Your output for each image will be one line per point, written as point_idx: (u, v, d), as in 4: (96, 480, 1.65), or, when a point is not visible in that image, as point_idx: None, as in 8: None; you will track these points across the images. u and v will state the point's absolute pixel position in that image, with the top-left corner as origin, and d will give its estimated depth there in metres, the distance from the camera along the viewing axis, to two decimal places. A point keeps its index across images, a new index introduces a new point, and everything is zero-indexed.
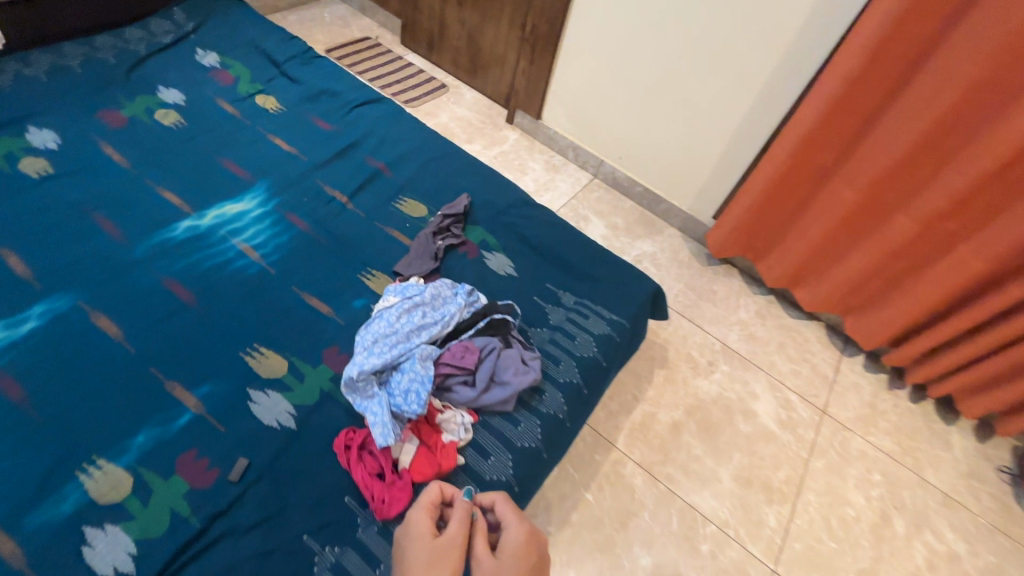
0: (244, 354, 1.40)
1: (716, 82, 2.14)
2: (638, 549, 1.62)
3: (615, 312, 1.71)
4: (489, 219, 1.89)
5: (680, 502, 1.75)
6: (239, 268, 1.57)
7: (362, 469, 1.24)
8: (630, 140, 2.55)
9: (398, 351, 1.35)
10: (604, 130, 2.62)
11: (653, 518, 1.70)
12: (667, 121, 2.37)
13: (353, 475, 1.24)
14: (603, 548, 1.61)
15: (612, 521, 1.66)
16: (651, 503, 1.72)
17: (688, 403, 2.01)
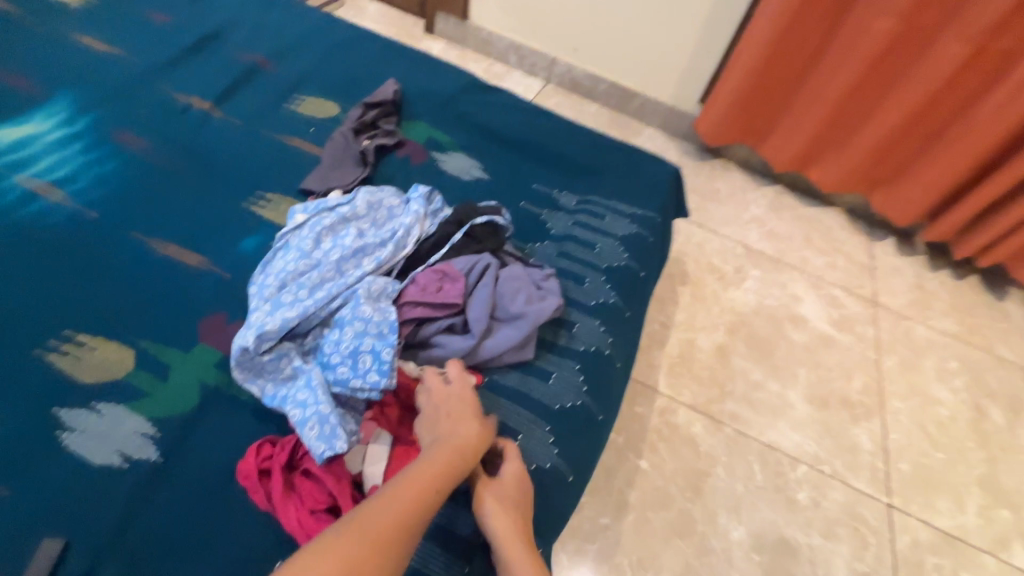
0: (42, 352, 0.77)
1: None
2: (725, 520, 1.18)
3: (634, 205, 1.22)
4: (433, 112, 1.33)
5: (756, 445, 1.31)
6: (31, 214, 0.93)
7: (297, 508, 0.68)
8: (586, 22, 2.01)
9: (326, 293, 0.77)
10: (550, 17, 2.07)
11: (730, 474, 1.25)
12: None
13: (281, 523, 0.68)
14: (681, 531, 1.15)
15: (682, 491, 1.20)
16: (722, 454, 1.28)
17: (727, 320, 1.56)
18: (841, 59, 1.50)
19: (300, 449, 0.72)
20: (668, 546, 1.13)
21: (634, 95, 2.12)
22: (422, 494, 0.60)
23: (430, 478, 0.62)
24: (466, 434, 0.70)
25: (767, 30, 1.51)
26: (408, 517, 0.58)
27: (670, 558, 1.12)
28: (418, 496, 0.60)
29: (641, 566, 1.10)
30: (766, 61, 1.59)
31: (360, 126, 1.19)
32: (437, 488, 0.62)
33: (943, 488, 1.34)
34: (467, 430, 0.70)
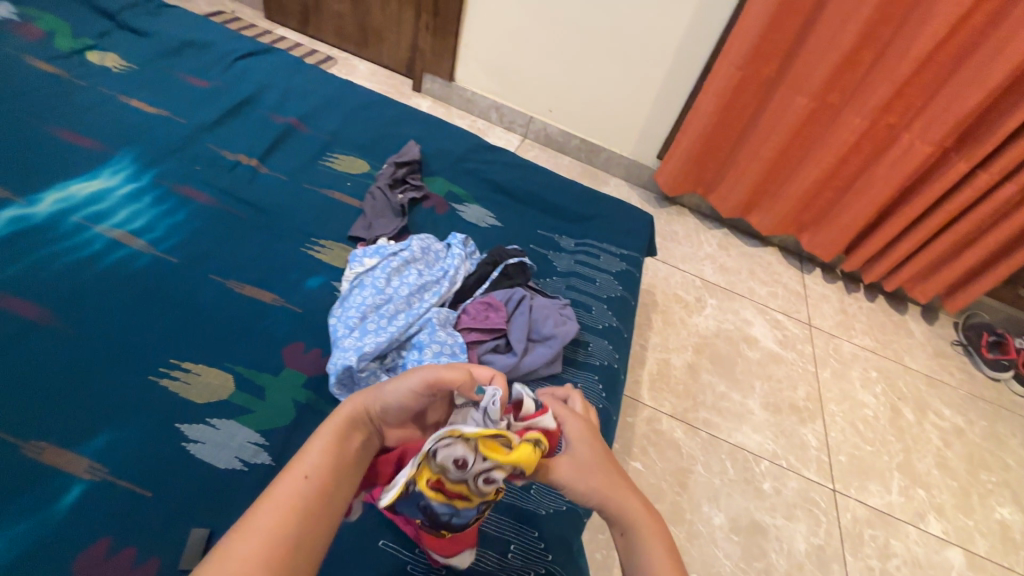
0: (156, 379, 0.90)
1: (647, 12, 1.85)
2: (707, 508, 1.40)
3: (621, 246, 1.48)
4: (448, 168, 1.55)
5: (727, 446, 1.56)
6: (117, 262, 1.05)
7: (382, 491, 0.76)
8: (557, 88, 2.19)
9: (404, 322, 0.96)
10: (524, 81, 2.22)
11: (709, 470, 1.48)
12: (596, 58, 2.03)
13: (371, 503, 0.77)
14: (673, 518, 1.36)
15: (671, 486, 1.42)
16: (700, 454, 1.51)
17: (694, 342, 1.83)
18: (769, 131, 1.86)
19: None
20: None
21: (600, 151, 2.32)
22: (320, 472, 0.56)
23: (322, 459, 0.58)
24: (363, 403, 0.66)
25: (708, 109, 1.86)
26: (304, 503, 0.53)
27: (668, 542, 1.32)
28: (301, 478, 0.55)
29: None
30: (709, 132, 1.94)
31: (392, 181, 1.39)
32: (329, 470, 0.57)
33: (873, 474, 1.63)
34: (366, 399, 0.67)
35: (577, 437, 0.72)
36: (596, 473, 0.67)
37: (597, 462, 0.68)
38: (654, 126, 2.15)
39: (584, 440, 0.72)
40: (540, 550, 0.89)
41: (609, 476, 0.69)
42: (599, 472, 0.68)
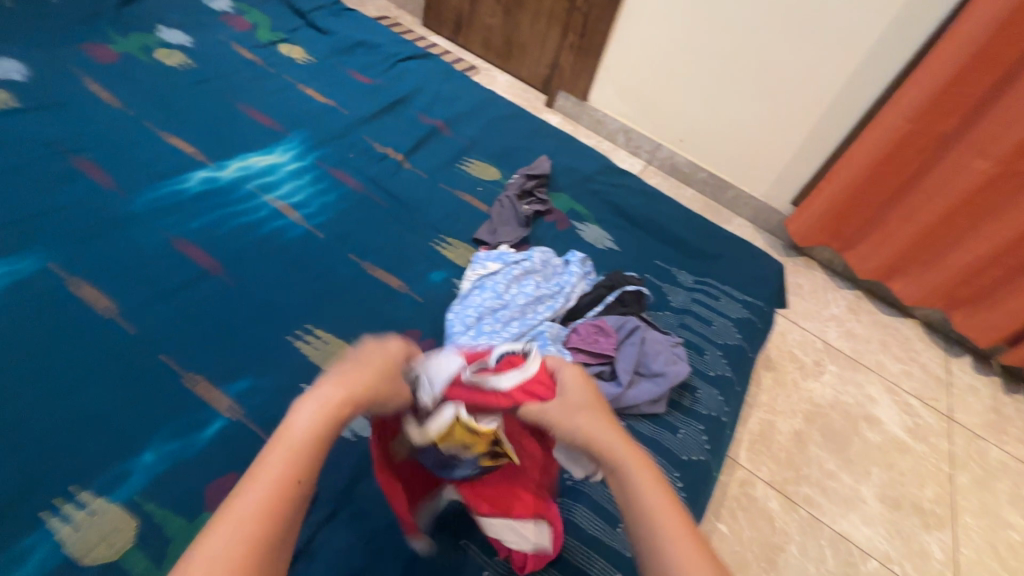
0: (292, 340, 0.99)
1: (808, 54, 1.75)
2: None
3: (742, 293, 1.41)
4: (573, 186, 1.56)
5: (829, 532, 1.39)
6: (277, 230, 1.18)
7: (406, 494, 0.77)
8: (692, 120, 2.11)
9: (518, 331, 0.98)
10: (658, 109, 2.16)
11: (803, 553, 1.33)
12: (742, 94, 1.94)
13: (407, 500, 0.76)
14: None
15: (758, 559, 1.29)
16: (796, 533, 1.36)
17: (806, 408, 1.67)
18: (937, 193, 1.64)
19: None
20: None
21: (728, 188, 2.18)
22: (310, 453, 0.51)
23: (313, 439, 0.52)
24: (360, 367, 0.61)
25: (865, 159, 1.67)
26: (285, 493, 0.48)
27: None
28: (294, 481, 0.49)
29: None
30: (861, 185, 1.73)
31: (521, 191, 1.43)
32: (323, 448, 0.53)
33: None
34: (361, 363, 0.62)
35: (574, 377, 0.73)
36: (589, 409, 0.68)
37: (588, 403, 0.68)
38: (794, 170, 2.00)
39: (580, 380, 0.73)
40: None
41: (606, 419, 0.68)
42: (591, 412, 0.68)
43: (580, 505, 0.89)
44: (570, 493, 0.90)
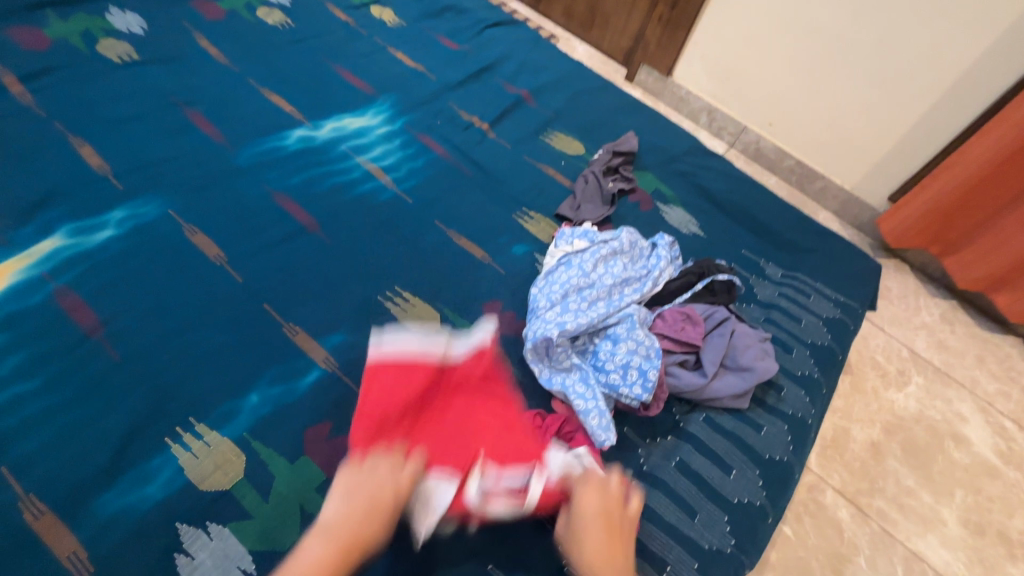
0: (382, 300, 1.03)
1: (942, 20, 1.39)
2: None
3: (834, 291, 1.33)
4: (659, 165, 1.51)
5: (901, 548, 1.32)
6: (368, 192, 1.20)
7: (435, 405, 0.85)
8: (779, 99, 1.77)
9: (604, 311, 0.97)
10: (739, 84, 1.83)
11: (871, 566, 1.27)
12: (846, 70, 1.60)
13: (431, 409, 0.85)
14: None
15: (822, 567, 1.24)
16: (866, 546, 1.30)
17: (886, 420, 1.55)
18: None
19: (563, 429, 0.90)
20: None
21: (818, 177, 1.81)
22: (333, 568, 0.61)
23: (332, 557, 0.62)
24: (364, 492, 0.68)
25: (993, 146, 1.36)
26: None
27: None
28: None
29: None
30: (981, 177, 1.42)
31: (606, 168, 1.39)
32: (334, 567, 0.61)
33: None
34: (371, 487, 0.69)
35: (587, 501, 0.75)
36: (592, 531, 0.72)
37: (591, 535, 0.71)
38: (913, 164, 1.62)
39: (597, 509, 0.74)
40: None
41: (604, 540, 0.71)
42: (596, 538, 0.71)
43: (656, 490, 0.88)
44: (645, 478, 0.89)
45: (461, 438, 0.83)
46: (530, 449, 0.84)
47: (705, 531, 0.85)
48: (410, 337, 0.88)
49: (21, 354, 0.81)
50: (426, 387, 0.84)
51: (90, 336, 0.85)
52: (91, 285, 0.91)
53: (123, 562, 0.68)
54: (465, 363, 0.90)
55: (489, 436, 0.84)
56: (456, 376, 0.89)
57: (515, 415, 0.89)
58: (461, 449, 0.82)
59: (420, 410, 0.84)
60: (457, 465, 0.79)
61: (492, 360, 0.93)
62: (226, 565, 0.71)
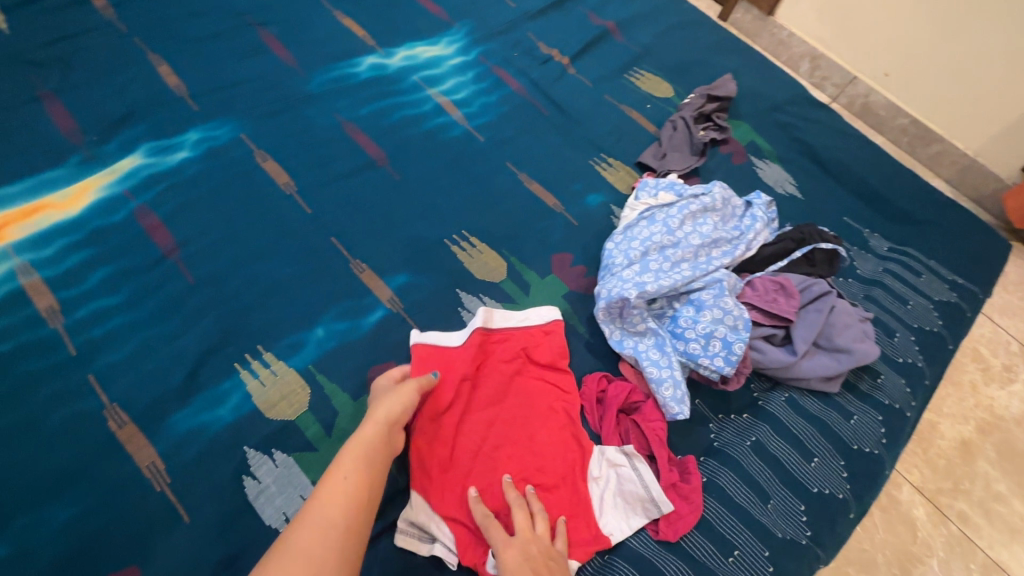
0: (449, 243, 0.98)
1: None
2: None
3: (949, 271, 1.16)
4: (756, 115, 1.35)
5: (981, 556, 1.05)
6: (438, 127, 1.13)
7: (495, 365, 0.84)
8: (901, 37, 1.42)
9: (689, 273, 0.88)
10: (853, 18, 1.49)
11: (946, 571, 1.02)
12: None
13: (491, 373, 0.83)
14: None
15: (888, 564, 1.01)
16: (942, 549, 1.05)
17: (983, 418, 1.21)
18: None
19: (632, 396, 0.85)
20: None
21: (934, 140, 1.47)
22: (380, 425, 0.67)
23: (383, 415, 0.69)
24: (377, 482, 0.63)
25: None
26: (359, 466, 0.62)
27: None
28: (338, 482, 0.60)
29: None
30: None
31: (697, 114, 1.26)
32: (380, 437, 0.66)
33: None
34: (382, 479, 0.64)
35: (508, 562, 0.64)
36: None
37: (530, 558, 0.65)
38: None
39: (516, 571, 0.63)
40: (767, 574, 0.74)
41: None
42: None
43: (727, 469, 0.82)
44: (715, 455, 0.84)
45: (501, 439, 0.78)
46: (573, 461, 0.77)
47: (776, 519, 0.79)
48: (453, 331, 0.86)
49: (105, 269, 0.83)
50: (471, 388, 0.81)
51: (166, 256, 0.86)
52: (168, 205, 0.91)
53: (195, 476, 0.70)
54: (517, 357, 0.85)
55: (531, 441, 0.78)
56: (507, 372, 0.84)
57: (567, 424, 0.81)
58: (497, 448, 0.77)
59: (460, 406, 0.79)
60: (500, 443, 0.77)
61: (552, 354, 0.86)
62: (290, 492, 0.72)
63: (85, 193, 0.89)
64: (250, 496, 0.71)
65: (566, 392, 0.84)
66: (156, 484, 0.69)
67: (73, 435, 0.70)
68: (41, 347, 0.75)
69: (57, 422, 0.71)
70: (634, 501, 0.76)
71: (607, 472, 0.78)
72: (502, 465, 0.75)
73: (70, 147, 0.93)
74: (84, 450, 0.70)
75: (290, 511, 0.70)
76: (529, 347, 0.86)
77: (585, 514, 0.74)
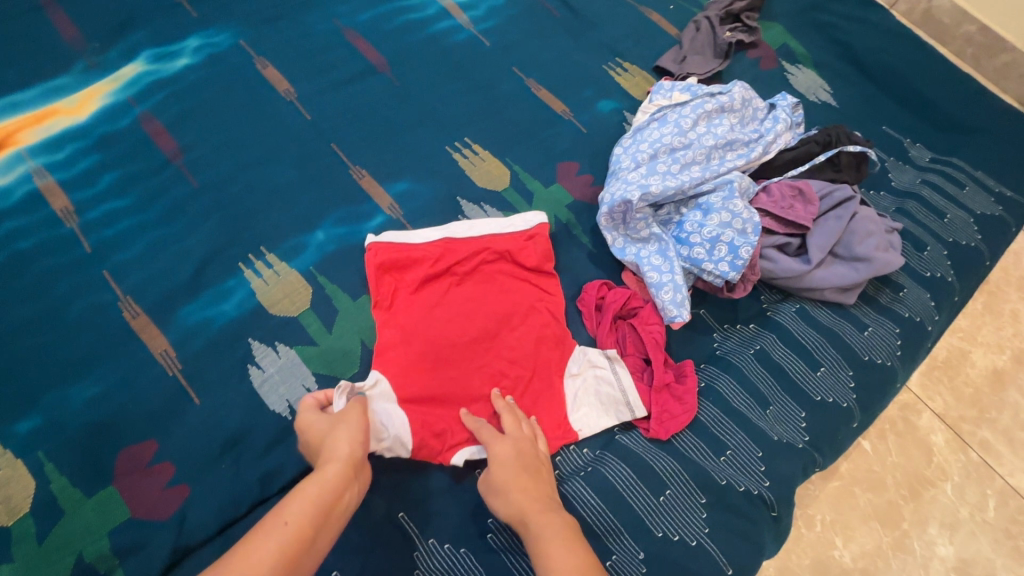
0: (451, 151, 0.96)
1: None
2: (935, 531, 0.95)
3: (997, 182, 1.06)
4: (793, 15, 1.22)
5: (999, 483, 1.01)
6: (443, 31, 1.08)
7: (478, 263, 0.84)
8: None
9: (699, 175, 0.84)
10: None
11: (959, 495, 0.99)
12: None
13: (473, 272, 0.84)
14: (885, 520, 0.95)
15: (897, 486, 0.98)
16: (957, 475, 1.00)
17: (1019, 347, 1.14)
18: None
19: (631, 301, 0.83)
20: (866, 526, 0.94)
21: (1003, 49, 1.29)
22: (344, 459, 0.60)
23: (346, 448, 0.61)
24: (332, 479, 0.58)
25: None
26: (313, 520, 0.54)
27: (862, 535, 0.93)
28: (280, 524, 0.53)
29: (828, 531, 0.94)
30: None
31: (725, 14, 1.15)
32: (343, 479, 0.59)
33: None
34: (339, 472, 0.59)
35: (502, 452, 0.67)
36: (515, 487, 0.63)
37: (509, 461, 0.65)
38: None
39: (506, 458, 0.66)
40: (758, 473, 0.74)
41: (530, 489, 0.63)
42: (512, 487, 0.63)
43: (726, 375, 0.80)
44: (716, 362, 0.82)
45: (480, 334, 0.79)
46: (549, 358, 0.79)
47: (774, 425, 0.78)
48: (434, 233, 0.85)
49: (114, 173, 0.85)
50: (450, 287, 0.82)
51: (171, 161, 0.88)
52: (171, 111, 0.91)
53: (204, 363, 0.74)
54: (501, 258, 0.85)
55: (507, 337, 0.80)
56: (489, 273, 0.84)
57: (549, 322, 0.82)
58: (475, 342, 0.79)
59: (442, 307, 0.80)
60: (475, 338, 0.79)
61: (536, 257, 0.85)
62: (292, 382, 0.75)
63: (91, 99, 0.90)
64: (255, 384, 0.74)
65: (550, 294, 0.84)
66: (169, 369, 0.74)
67: (91, 325, 0.75)
68: (59, 245, 0.79)
69: (77, 312, 0.75)
70: (607, 402, 0.77)
71: (591, 373, 0.79)
72: (481, 361, 0.78)
73: (74, 54, 0.93)
74: (102, 338, 0.74)
75: (293, 399, 0.74)
76: (514, 249, 0.85)
77: (556, 406, 0.76)
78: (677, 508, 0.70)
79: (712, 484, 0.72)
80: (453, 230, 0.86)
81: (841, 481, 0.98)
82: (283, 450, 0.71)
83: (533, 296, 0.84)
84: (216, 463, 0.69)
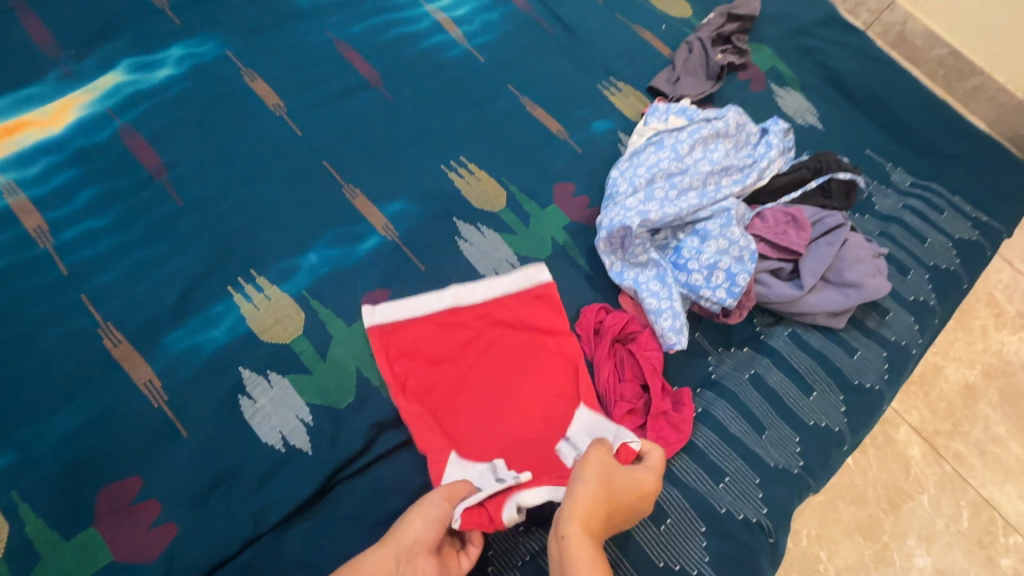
0: (447, 170, 0.94)
1: None
2: (913, 543, 0.97)
3: (973, 207, 1.10)
4: (780, 38, 1.25)
5: (972, 494, 1.04)
6: (437, 46, 1.06)
7: (488, 331, 0.81)
8: None
9: (696, 202, 0.85)
10: None
11: (935, 507, 1.01)
12: None
13: (484, 338, 0.81)
14: (867, 533, 0.97)
15: (878, 498, 1.00)
16: (933, 487, 1.03)
17: (991, 362, 1.17)
18: None
19: (630, 326, 0.83)
20: (849, 539, 0.96)
21: (973, 73, 1.34)
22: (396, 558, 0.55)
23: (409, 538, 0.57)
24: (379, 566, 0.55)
25: None
26: None
27: (846, 549, 0.95)
28: None
29: (814, 545, 0.95)
30: None
31: (716, 36, 1.17)
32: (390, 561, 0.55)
33: None
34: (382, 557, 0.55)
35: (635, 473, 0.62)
36: (586, 507, 0.55)
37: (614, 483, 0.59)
38: None
39: (631, 481, 0.60)
40: (755, 500, 0.75)
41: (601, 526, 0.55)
42: (604, 509, 0.56)
43: (722, 400, 0.81)
44: (712, 387, 0.83)
45: (500, 406, 0.76)
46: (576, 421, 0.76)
47: (771, 451, 0.79)
48: (436, 303, 0.82)
49: (92, 190, 0.81)
50: (462, 360, 0.79)
51: (153, 177, 0.84)
52: (153, 124, 0.87)
53: (192, 393, 0.71)
54: (509, 326, 0.82)
55: (531, 406, 0.77)
56: (499, 339, 0.81)
57: (565, 380, 0.79)
58: (498, 416, 0.75)
59: (455, 376, 0.77)
60: (496, 408, 0.76)
61: (546, 317, 0.84)
62: (285, 412, 0.72)
63: (67, 110, 0.86)
64: (245, 414, 0.71)
65: (565, 352, 0.82)
66: (154, 401, 0.70)
67: (69, 353, 0.71)
68: (32, 267, 0.75)
69: (52, 339, 0.71)
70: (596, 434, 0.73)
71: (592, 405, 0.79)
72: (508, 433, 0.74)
73: (47, 61, 0.88)
74: (80, 367, 0.70)
75: (286, 430, 0.71)
76: (521, 309, 0.83)
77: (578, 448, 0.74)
78: (678, 537, 0.70)
79: (711, 512, 0.73)
80: (454, 296, 0.83)
81: (824, 496, 1.00)
82: (275, 484, 0.68)
83: (551, 359, 0.81)
84: (204, 499, 0.66)
